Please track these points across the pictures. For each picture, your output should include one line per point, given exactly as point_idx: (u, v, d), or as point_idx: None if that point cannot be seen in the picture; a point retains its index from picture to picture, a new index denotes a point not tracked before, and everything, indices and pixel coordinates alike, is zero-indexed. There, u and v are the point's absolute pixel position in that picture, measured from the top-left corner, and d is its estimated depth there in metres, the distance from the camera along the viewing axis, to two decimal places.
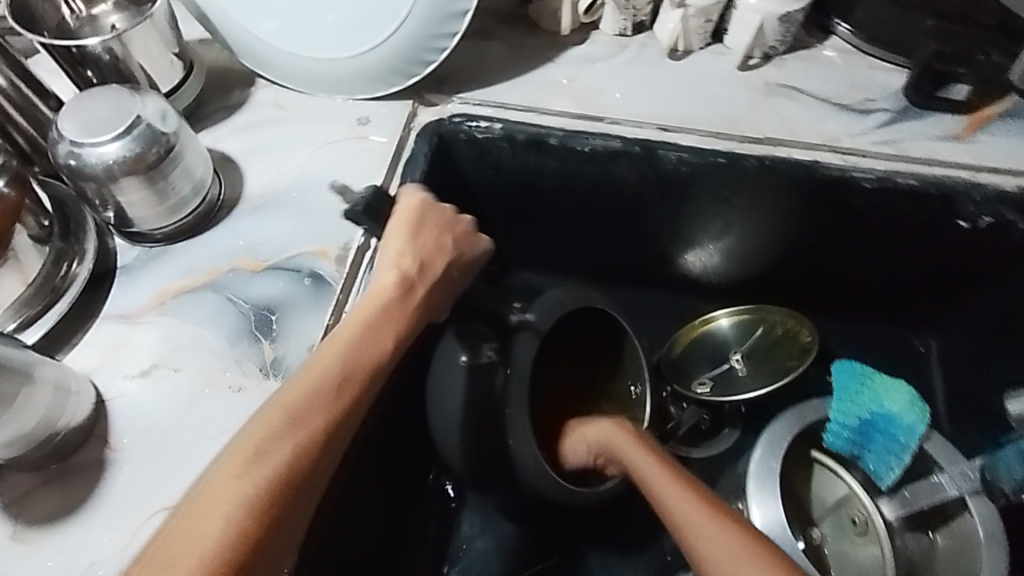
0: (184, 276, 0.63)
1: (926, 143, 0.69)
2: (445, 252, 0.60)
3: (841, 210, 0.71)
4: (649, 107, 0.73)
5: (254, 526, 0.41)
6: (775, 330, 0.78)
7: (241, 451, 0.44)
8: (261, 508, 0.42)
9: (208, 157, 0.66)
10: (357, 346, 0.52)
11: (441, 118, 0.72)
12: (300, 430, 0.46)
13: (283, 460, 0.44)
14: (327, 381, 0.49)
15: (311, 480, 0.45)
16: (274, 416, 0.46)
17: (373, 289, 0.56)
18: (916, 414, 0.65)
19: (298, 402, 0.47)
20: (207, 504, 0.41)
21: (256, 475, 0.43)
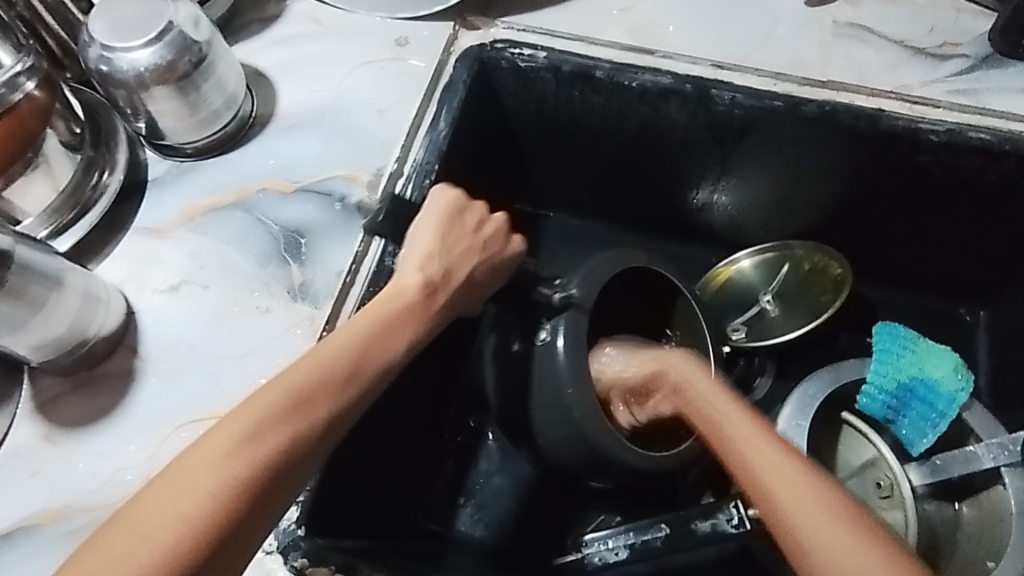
0: (214, 193, 0.62)
1: (1005, 96, 0.64)
2: (475, 257, 0.54)
3: (904, 166, 0.66)
4: (706, 42, 0.68)
5: (227, 512, 0.39)
6: (803, 267, 0.76)
7: (232, 428, 0.41)
8: (247, 483, 0.40)
9: (241, 70, 0.63)
10: (372, 338, 0.47)
11: (483, 44, 0.67)
12: (298, 417, 0.43)
13: (273, 445, 0.42)
14: (332, 373, 0.45)
15: (295, 473, 0.42)
16: (273, 395, 0.43)
17: (396, 282, 0.51)
18: (960, 382, 0.62)
19: (301, 385, 0.44)
20: (193, 469, 0.40)
21: (250, 452, 0.41)
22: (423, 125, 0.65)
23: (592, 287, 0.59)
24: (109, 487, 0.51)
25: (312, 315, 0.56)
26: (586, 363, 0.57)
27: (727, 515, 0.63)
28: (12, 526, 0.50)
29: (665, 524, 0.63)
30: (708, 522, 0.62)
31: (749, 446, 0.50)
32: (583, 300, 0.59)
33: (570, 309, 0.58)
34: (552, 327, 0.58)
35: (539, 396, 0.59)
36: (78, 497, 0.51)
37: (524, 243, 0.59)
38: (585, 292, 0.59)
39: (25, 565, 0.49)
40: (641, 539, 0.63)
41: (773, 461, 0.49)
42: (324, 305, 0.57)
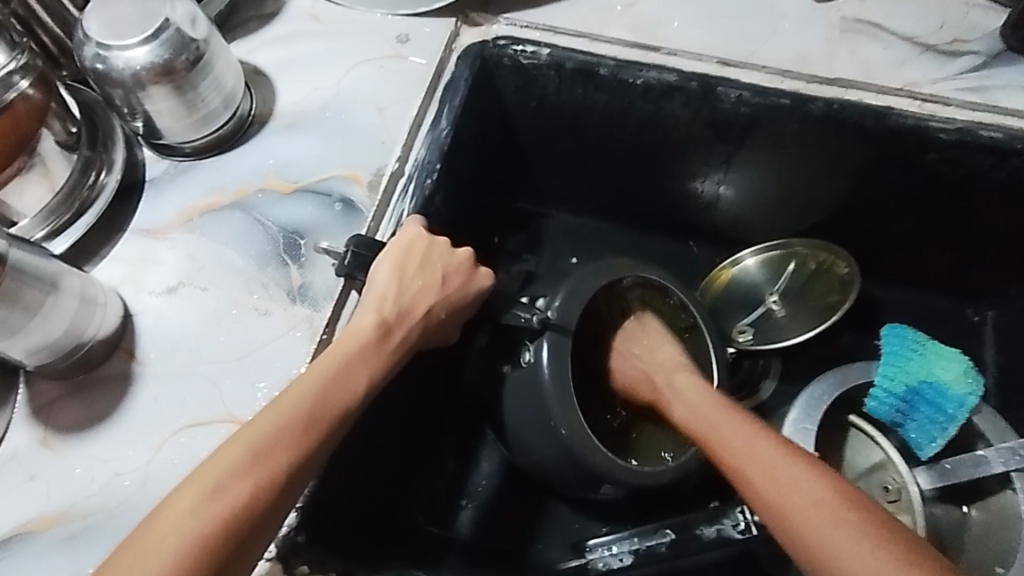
0: (212, 193, 0.61)
1: (1017, 93, 0.63)
2: (434, 292, 0.54)
3: (912, 164, 0.65)
4: (712, 38, 0.67)
5: (194, 574, 0.38)
6: (807, 265, 0.75)
7: (194, 489, 0.40)
8: (207, 542, 0.38)
9: (239, 69, 0.62)
10: (330, 385, 0.46)
11: (485, 40, 0.67)
12: (260, 470, 0.42)
13: (236, 501, 0.40)
14: (293, 423, 0.44)
15: (263, 528, 0.41)
16: (233, 450, 0.42)
17: (352, 328, 0.50)
18: (969, 385, 0.60)
19: (261, 436, 0.43)
20: (157, 538, 0.39)
21: (211, 509, 0.39)
22: (423, 124, 0.64)
23: (576, 300, 0.59)
24: (106, 492, 0.50)
25: (311, 317, 0.55)
26: (569, 377, 0.57)
27: (732, 521, 0.60)
28: (10, 531, 0.50)
29: (669, 529, 0.62)
30: (712, 528, 0.60)
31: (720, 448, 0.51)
32: (567, 315, 0.58)
33: (551, 329, 0.57)
34: (536, 347, 0.58)
35: (521, 408, 0.60)
36: (75, 501, 0.50)
37: (490, 275, 0.58)
38: (564, 314, 0.58)
39: (23, 571, 0.48)
40: (645, 546, 0.61)
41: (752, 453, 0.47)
42: (322, 307, 0.56)
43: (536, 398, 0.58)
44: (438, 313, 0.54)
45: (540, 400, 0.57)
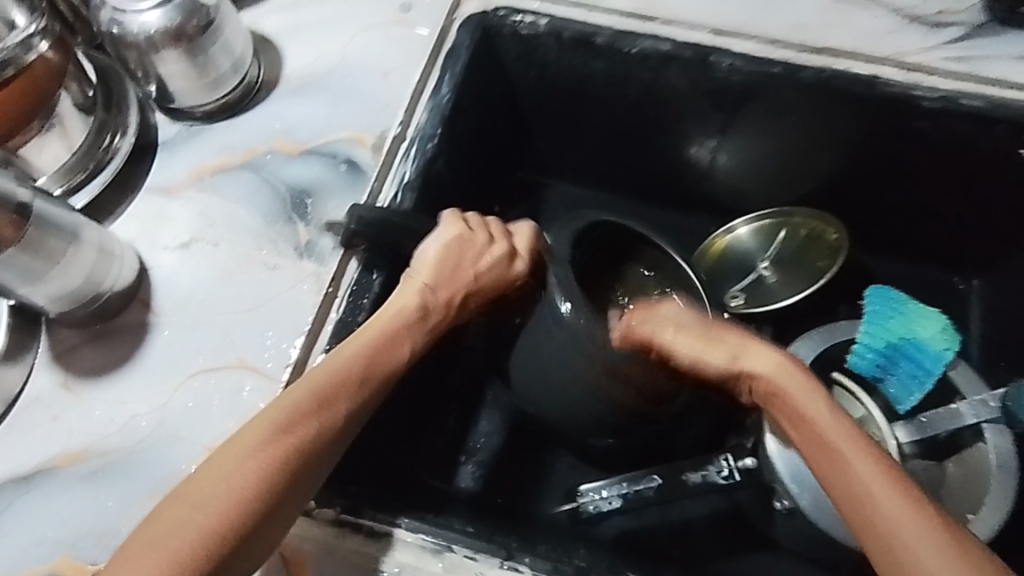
0: (222, 154, 0.63)
1: (1000, 63, 0.65)
2: (476, 267, 0.57)
3: (898, 133, 0.67)
4: (707, 7, 0.69)
5: (257, 500, 0.44)
6: (798, 234, 0.77)
7: (258, 432, 0.46)
8: (271, 474, 0.45)
9: (248, 35, 0.65)
10: (379, 347, 0.51)
11: (486, 10, 0.69)
12: (319, 418, 0.47)
13: (295, 443, 0.46)
14: (347, 375, 0.49)
15: (317, 465, 0.47)
16: (298, 395, 0.47)
17: (397, 299, 0.54)
18: (947, 341, 0.63)
19: (323, 388, 0.48)
20: (230, 472, 0.44)
21: (277, 448, 0.45)
22: (426, 90, 0.66)
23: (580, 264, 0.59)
24: (125, 432, 0.53)
25: (318, 272, 0.58)
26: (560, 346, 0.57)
27: (716, 467, 0.64)
28: (34, 467, 0.53)
29: (658, 474, 0.64)
30: (698, 474, 0.64)
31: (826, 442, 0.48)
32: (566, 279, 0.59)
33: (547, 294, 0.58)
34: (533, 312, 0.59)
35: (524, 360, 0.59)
36: (95, 441, 0.53)
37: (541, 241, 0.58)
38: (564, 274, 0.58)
39: (48, 503, 0.51)
40: (634, 490, 0.65)
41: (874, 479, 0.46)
42: (329, 262, 0.59)
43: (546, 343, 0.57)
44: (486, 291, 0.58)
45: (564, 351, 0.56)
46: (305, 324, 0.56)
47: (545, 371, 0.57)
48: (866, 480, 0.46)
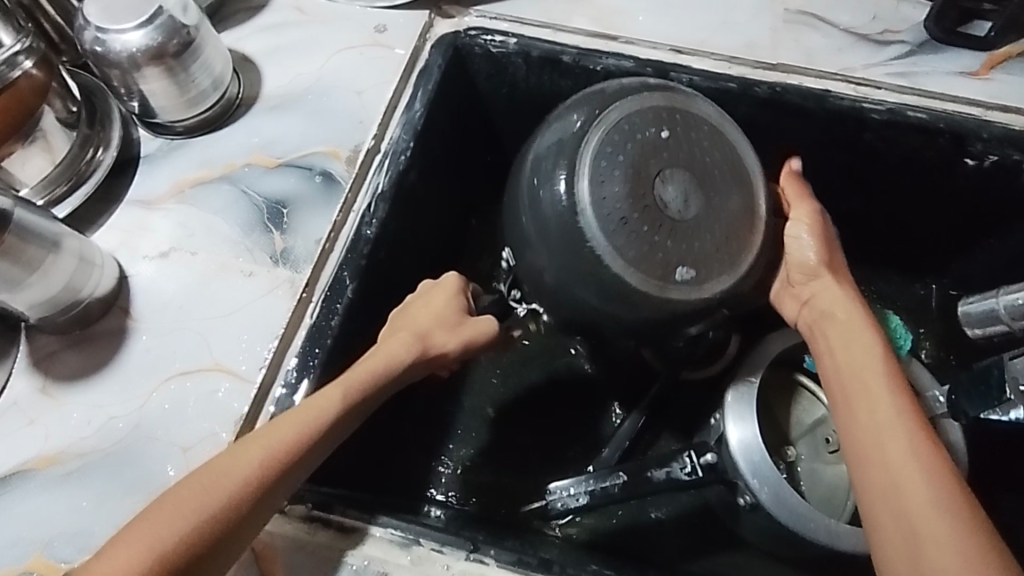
0: (202, 167, 0.66)
1: (942, 78, 0.69)
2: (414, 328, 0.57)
3: (851, 144, 0.70)
4: (667, 28, 0.73)
5: (176, 554, 0.43)
6: None
7: (195, 487, 0.45)
8: (192, 529, 0.44)
9: (228, 55, 0.68)
10: (303, 416, 0.49)
11: (458, 31, 0.72)
12: (248, 474, 0.46)
13: (219, 499, 0.45)
14: (284, 449, 0.48)
15: (239, 523, 0.46)
16: (229, 454, 0.47)
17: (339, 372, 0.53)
18: None
19: (254, 445, 0.47)
20: (153, 526, 0.44)
21: (200, 501, 0.45)
22: (399, 105, 0.69)
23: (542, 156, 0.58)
24: (102, 433, 0.55)
25: (293, 278, 0.60)
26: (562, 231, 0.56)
27: (679, 465, 0.65)
28: (11, 470, 0.54)
29: (623, 472, 0.65)
30: (662, 470, 0.64)
31: (860, 399, 0.50)
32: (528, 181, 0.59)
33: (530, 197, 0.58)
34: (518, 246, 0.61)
35: (542, 224, 0.57)
36: (72, 443, 0.55)
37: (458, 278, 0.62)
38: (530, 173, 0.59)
39: (25, 504, 0.53)
40: (600, 486, 0.66)
41: (897, 440, 0.47)
42: (304, 269, 0.61)
43: (541, 174, 0.58)
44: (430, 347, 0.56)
45: (560, 143, 0.56)
46: (279, 328, 0.58)
47: (552, 194, 0.56)
48: (894, 462, 0.46)
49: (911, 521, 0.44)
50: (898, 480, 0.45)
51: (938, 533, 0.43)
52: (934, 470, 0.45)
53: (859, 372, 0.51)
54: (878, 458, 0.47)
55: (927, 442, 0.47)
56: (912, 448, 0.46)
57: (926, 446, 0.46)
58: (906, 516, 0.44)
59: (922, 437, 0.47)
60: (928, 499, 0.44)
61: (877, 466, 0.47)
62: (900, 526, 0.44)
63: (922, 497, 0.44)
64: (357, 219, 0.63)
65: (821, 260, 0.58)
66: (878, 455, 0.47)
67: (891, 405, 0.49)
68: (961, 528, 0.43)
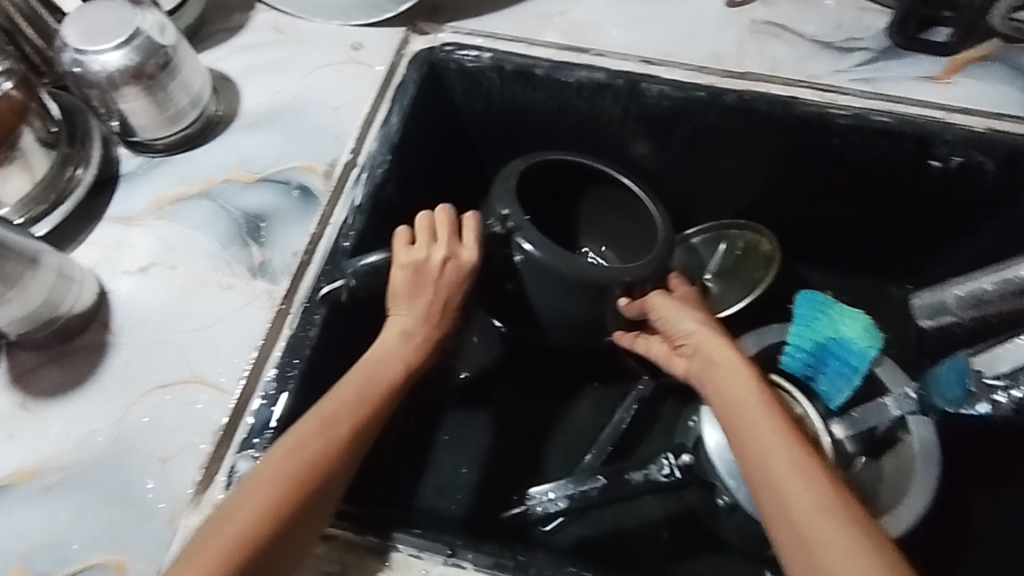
0: (181, 184, 0.67)
1: (905, 83, 0.71)
2: (454, 296, 0.60)
3: (819, 150, 0.72)
4: (637, 41, 0.75)
5: (282, 509, 0.46)
6: (736, 247, 0.82)
7: (282, 455, 0.49)
8: (292, 487, 0.47)
9: (206, 74, 0.69)
10: (366, 377, 0.55)
11: (433, 46, 0.74)
12: (330, 431, 0.50)
13: (312, 452, 0.49)
14: (355, 406, 0.52)
15: (336, 475, 0.49)
16: (306, 419, 0.51)
17: (386, 338, 0.58)
18: (870, 339, 0.65)
19: (329, 407, 0.52)
20: (252, 495, 0.47)
21: (296, 462, 0.48)
22: (374, 121, 0.70)
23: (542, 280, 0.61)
24: (82, 446, 0.55)
25: (271, 290, 0.61)
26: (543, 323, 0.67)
27: (658, 467, 0.69)
28: None
29: (602, 475, 0.68)
30: (640, 473, 0.68)
31: (740, 415, 0.51)
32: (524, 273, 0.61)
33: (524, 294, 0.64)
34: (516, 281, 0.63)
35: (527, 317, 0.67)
36: (50, 457, 0.55)
37: (473, 219, 0.62)
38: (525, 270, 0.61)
39: (5, 518, 0.53)
40: (579, 490, 0.68)
41: (778, 448, 0.49)
42: (281, 281, 0.62)
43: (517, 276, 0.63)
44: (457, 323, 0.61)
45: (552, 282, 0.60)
46: (257, 339, 0.59)
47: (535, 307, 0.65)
48: (779, 473, 0.47)
49: (799, 527, 0.45)
50: (788, 496, 0.46)
51: (828, 538, 0.44)
52: (814, 479, 0.47)
53: (736, 394, 0.53)
54: (765, 468, 0.48)
55: (804, 450, 0.48)
56: (795, 462, 0.47)
57: (805, 453, 0.48)
58: (795, 525, 0.45)
59: (802, 444, 0.49)
60: (810, 502, 0.45)
61: (759, 479, 0.48)
62: (795, 538, 0.45)
63: (805, 501, 0.45)
64: (334, 230, 0.64)
65: (701, 321, 0.58)
66: (767, 475, 0.48)
67: (766, 420, 0.50)
68: (848, 528, 0.44)
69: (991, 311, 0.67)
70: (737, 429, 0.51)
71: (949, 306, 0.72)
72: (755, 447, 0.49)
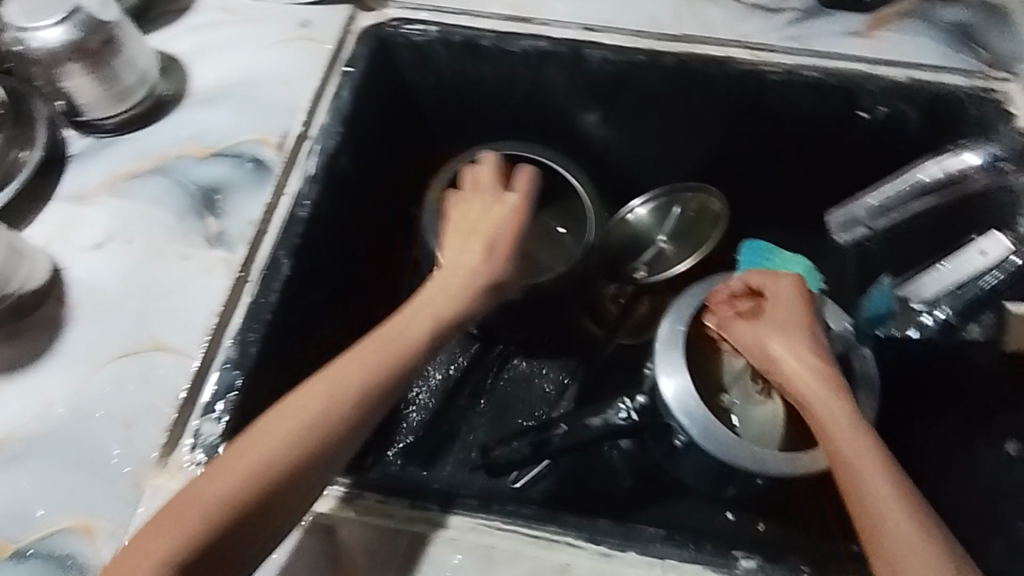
0: (133, 161, 0.67)
1: (832, 40, 0.74)
2: (507, 243, 0.63)
3: (755, 107, 0.76)
4: (578, 9, 0.77)
5: (312, 442, 0.48)
6: (688, 209, 0.83)
7: (322, 393, 0.50)
8: (323, 422, 0.49)
9: (153, 55, 0.70)
10: (408, 329, 0.57)
11: (381, 22, 0.76)
12: (372, 378, 0.52)
13: (349, 395, 0.51)
14: (393, 359, 0.54)
15: (362, 422, 0.51)
16: (351, 364, 0.52)
17: (436, 285, 0.61)
18: (808, 280, 0.70)
19: (372, 355, 0.53)
20: (287, 423, 0.49)
21: (333, 398, 0.50)
22: (324, 94, 0.72)
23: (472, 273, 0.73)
24: (43, 417, 0.55)
25: (229, 258, 0.62)
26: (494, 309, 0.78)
27: (614, 411, 0.69)
28: None
29: (562, 423, 0.69)
30: (599, 418, 0.69)
31: (824, 418, 0.55)
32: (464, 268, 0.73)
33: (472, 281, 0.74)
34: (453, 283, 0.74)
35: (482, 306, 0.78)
36: (10, 429, 0.55)
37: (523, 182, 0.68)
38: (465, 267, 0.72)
39: None
40: (542, 440, 0.69)
41: (860, 451, 0.52)
42: (239, 249, 0.62)
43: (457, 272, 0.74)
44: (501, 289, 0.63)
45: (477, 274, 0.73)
46: (217, 307, 0.60)
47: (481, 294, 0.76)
48: (864, 474, 0.50)
49: (884, 522, 0.48)
50: (868, 495, 0.49)
51: (907, 534, 0.47)
52: (897, 483, 0.50)
53: (821, 401, 0.56)
54: (849, 466, 0.51)
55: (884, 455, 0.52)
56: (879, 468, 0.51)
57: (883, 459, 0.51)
58: (880, 519, 0.48)
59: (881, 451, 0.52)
60: (892, 502, 0.48)
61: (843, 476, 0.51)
62: (875, 531, 0.48)
63: (884, 500, 0.49)
64: (290, 200, 0.66)
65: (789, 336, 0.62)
66: (849, 473, 0.51)
67: (850, 428, 0.54)
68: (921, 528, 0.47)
69: (902, 216, 0.72)
70: (825, 431, 0.54)
71: (859, 218, 0.76)
72: (841, 448, 0.53)
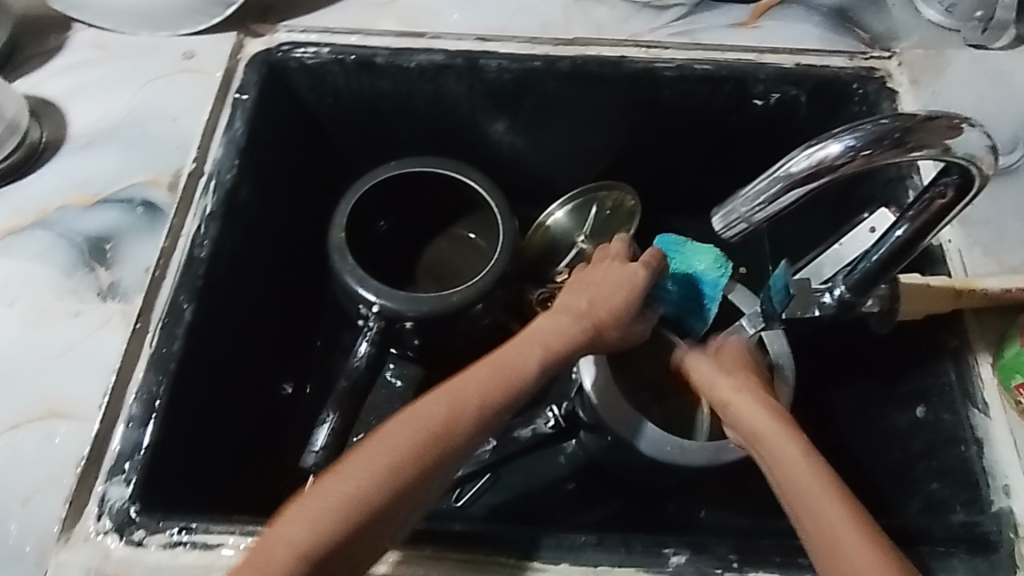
0: (11, 216, 0.64)
1: (719, 32, 0.76)
2: (622, 304, 0.62)
3: (653, 103, 0.77)
4: (470, 19, 0.77)
5: (409, 465, 0.50)
6: (604, 207, 0.84)
7: (419, 418, 0.52)
8: (420, 446, 0.51)
9: (22, 101, 0.67)
10: (511, 358, 0.57)
11: (270, 47, 0.74)
12: (471, 407, 0.54)
13: (448, 425, 0.52)
14: (494, 389, 0.55)
15: (454, 454, 0.52)
16: (453, 393, 0.54)
17: (545, 319, 0.61)
18: (720, 269, 0.65)
19: (476, 385, 0.55)
20: (385, 447, 0.51)
21: (434, 424, 0.52)
22: (216, 127, 0.69)
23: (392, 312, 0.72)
24: None
25: (124, 310, 0.59)
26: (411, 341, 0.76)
27: (543, 420, 0.73)
28: None
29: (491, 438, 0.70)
30: (528, 429, 0.72)
31: (775, 445, 0.55)
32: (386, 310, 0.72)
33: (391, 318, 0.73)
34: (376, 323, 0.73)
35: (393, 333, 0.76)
36: None
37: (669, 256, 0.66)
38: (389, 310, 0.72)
39: None
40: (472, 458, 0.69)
41: (813, 473, 0.52)
42: (134, 299, 0.60)
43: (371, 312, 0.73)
44: (604, 335, 0.61)
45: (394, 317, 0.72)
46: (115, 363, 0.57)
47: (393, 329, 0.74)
48: (815, 499, 0.50)
49: (841, 544, 0.48)
50: (825, 517, 0.49)
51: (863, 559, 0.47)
52: (851, 506, 0.50)
53: (774, 436, 0.56)
54: (802, 488, 0.51)
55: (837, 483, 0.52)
56: (836, 494, 0.51)
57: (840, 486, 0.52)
58: (837, 539, 0.48)
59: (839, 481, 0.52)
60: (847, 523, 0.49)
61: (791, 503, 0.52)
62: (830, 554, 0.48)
63: (839, 523, 0.49)
64: (187, 242, 0.63)
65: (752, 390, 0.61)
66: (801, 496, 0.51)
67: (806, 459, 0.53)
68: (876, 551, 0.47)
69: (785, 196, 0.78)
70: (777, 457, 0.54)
71: None
72: (787, 472, 0.53)
